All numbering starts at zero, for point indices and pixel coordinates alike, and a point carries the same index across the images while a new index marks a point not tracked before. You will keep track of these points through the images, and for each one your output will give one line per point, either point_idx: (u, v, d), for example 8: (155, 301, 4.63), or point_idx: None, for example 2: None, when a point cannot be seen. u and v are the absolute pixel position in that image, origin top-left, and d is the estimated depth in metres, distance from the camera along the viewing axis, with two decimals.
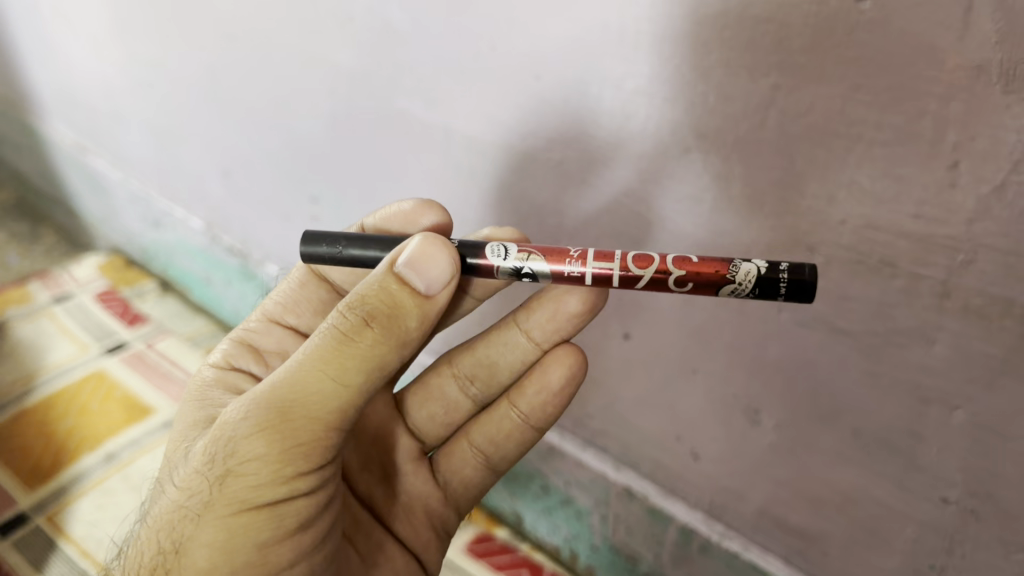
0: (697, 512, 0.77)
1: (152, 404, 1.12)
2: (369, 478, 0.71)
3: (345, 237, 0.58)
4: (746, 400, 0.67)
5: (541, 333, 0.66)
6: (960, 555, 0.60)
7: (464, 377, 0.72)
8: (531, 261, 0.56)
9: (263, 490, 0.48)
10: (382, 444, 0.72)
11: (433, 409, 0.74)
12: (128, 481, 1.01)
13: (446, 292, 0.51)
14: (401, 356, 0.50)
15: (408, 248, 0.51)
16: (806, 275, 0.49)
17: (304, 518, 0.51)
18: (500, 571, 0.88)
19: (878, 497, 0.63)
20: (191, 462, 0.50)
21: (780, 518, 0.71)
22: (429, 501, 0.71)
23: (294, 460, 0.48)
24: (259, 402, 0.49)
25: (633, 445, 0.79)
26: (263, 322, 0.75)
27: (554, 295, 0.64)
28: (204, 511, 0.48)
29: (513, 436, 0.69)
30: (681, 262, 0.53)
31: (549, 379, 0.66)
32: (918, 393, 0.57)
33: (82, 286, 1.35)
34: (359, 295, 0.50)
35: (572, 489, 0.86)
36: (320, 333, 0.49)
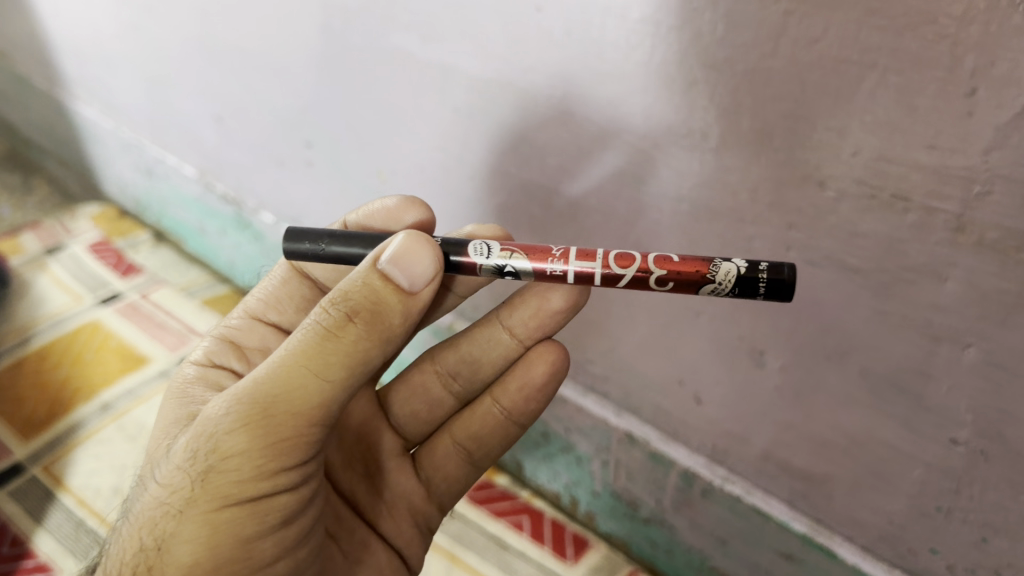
0: (699, 457, 0.75)
1: (146, 353, 1.11)
2: (353, 477, 0.69)
3: (329, 235, 0.57)
4: (751, 341, 0.66)
5: (524, 330, 0.67)
6: (968, 497, 0.58)
7: (446, 374, 0.73)
8: (514, 259, 0.56)
9: (246, 486, 0.47)
10: (366, 440, 0.71)
11: (415, 405, 0.73)
12: (123, 431, 1.00)
13: (429, 288, 0.51)
14: (384, 352, 0.50)
15: (393, 245, 0.50)
16: (786, 274, 0.49)
17: (286, 515, 0.51)
18: (500, 518, 0.88)
19: (885, 439, 0.61)
20: (171, 458, 0.49)
21: (785, 462, 0.69)
22: (410, 498, 0.70)
23: (277, 455, 0.47)
24: (241, 397, 0.48)
25: (634, 391, 0.78)
26: (246, 321, 0.74)
27: (539, 292, 0.65)
28: (186, 508, 0.47)
29: (495, 432, 0.69)
30: (662, 262, 0.53)
31: (533, 374, 0.67)
32: (929, 331, 0.55)
33: (75, 237, 1.33)
34: (343, 290, 0.49)
35: (573, 436, 0.85)
36: (303, 328, 0.49)
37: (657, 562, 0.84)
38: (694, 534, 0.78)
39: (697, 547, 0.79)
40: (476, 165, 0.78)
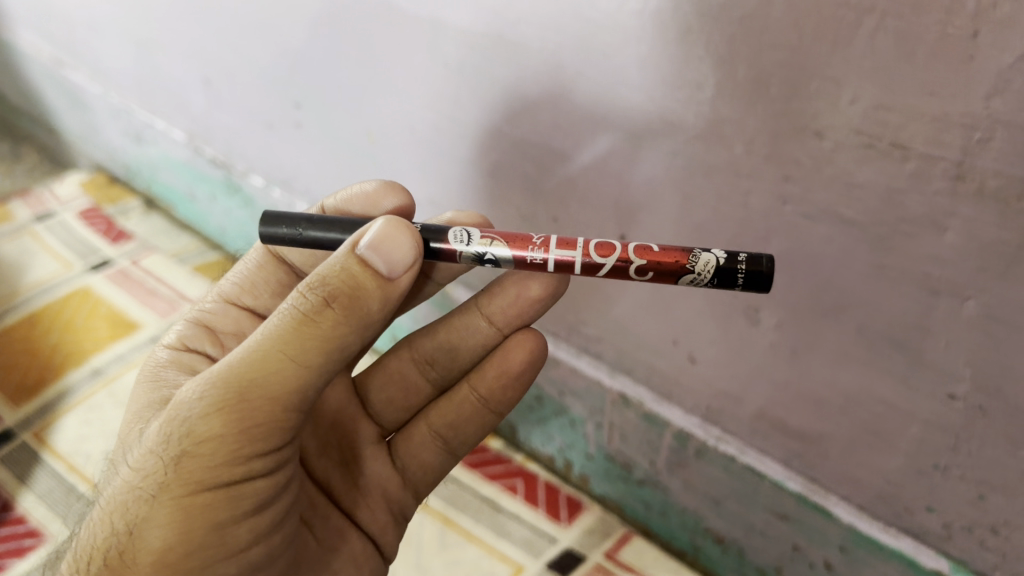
0: (693, 417, 0.74)
1: (137, 319, 1.10)
2: (327, 464, 0.70)
3: (307, 219, 0.58)
4: (745, 299, 0.64)
5: (502, 318, 0.68)
6: (966, 454, 0.57)
7: (423, 361, 0.74)
8: (494, 247, 0.58)
9: (219, 470, 0.48)
10: (343, 428, 0.72)
11: (392, 392, 0.75)
12: (114, 396, 1.00)
13: (408, 275, 0.51)
14: (361, 338, 0.50)
15: (372, 230, 0.50)
16: (763, 265, 0.52)
17: (261, 498, 0.52)
18: (493, 481, 0.88)
19: (881, 395, 0.60)
20: (145, 442, 0.50)
21: (780, 421, 0.68)
22: (385, 486, 0.71)
23: (250, 442, 0.48)
24: (216, 381, 0.48)
25: (628, 352, 0.77)
26: (220, 305, 0.74)
27: (515, 282, 0.66)
28: (160, 491, 0.49)
29: (472, 419, 0.70)
30: (642, 252, 0.56)
31: (509, 362, 0.68)
32: (927, 285, 0.54)
33: (64, 203, 1.31)
34: (321, 274, 0.49)
35: (567, 398, 0.84)
36: (280, 313, 0.49)
37: (652, 525, 0.83)
38: (689, 496, 0.77)
39: (691, 509, 0.78)
40: (466, 123, 0.76)
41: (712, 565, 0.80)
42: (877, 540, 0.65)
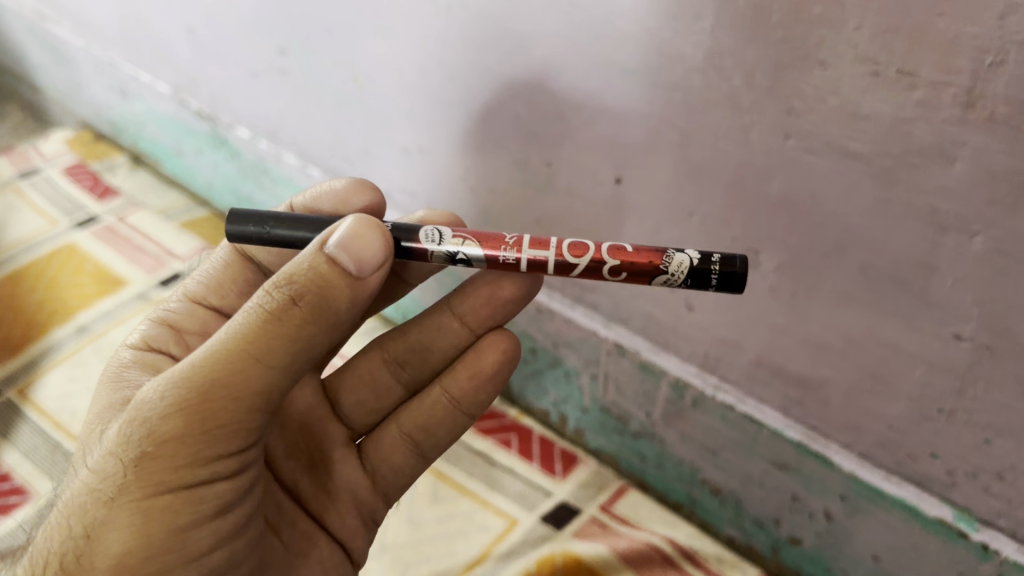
0: (690, 365, 0.72)
1: (124, 275, 1.07)
2: (295, 467, 0.65)
3: (275, 218, 0.56)
4: (746, 242, 0.62)
5: (473, 318, 0.66)
6: (971, 396, 0.56)
7: (394, 362, 0.69)
8: (466, 246, 0.56)
9: (180, 472, 0.46)
10: (311, 430, 0.67)
11: (360, 394, 0.69)
12: (101, 353, 0.97)
13: (377, 273, 0.48)
14: (327, 338, 0.48)
15: (341, 229, 0.47)
16: (737, 266, 0.51)
17: (224, 501, 0.50)
18: (487, 436, 0.86)
19: (885, 337, 0.58)
20: (104, 442, 0.48)
21: (779, 368, 0.65)
22: (355, 488, 0.66)
23: (214, 441, 0.46)
24: (177, 381, 0.46)
25: (623, 301, 0.74)
26: (184, 304, 0.69)
27: (486, 282, 0.64)
28: (118, 495, 0.46)
29: (444, 421, 0.66)
30: (615, 252, 0.54)
31: (482, 363, 0.65)
32: (934, 220, 0.52)
33: (48, 160, 1.28)
34: (287, 273, 0.46)
35: (561, 350, 0.81)
36: (244, 311, 0.46)
37: (647, 478, 0.81)
38: (685, 447, 0.75)
39: (687, 460, 0.76)
40: (454, 65, 0.73)
41: (709, 519, 0.78)
42: (878, 489, 0.62)
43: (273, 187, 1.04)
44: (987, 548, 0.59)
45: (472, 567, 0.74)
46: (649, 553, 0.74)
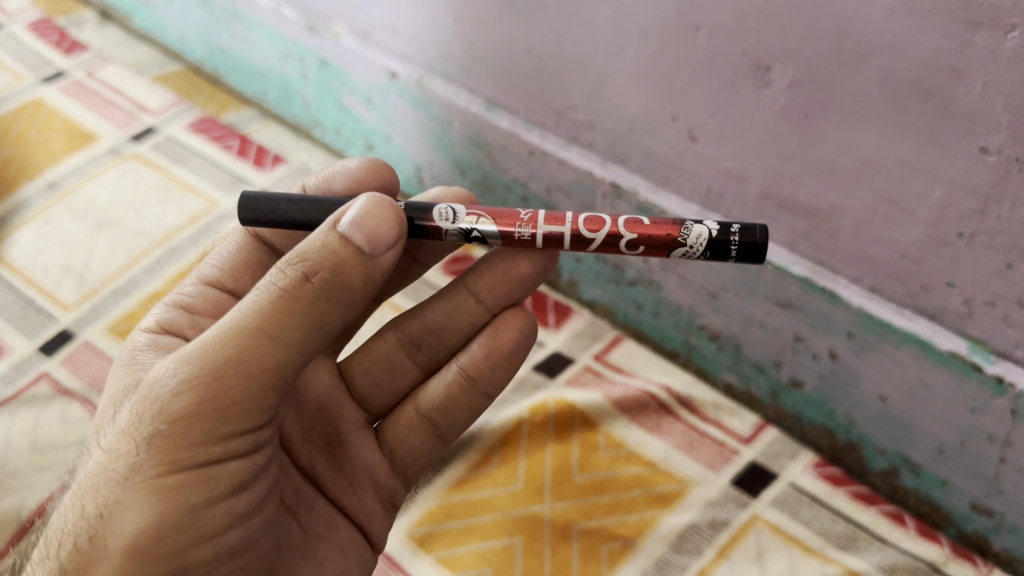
0: (692, 205, 0.67)
1: (94, 130, 1.01)
2: (312, 449, 0.57)
3: (288, 198, 0.51)
4: (756, 57, 0.56)
5: (491, 296, 0.57)
6: (995, 217, 0.51)
7: (408, 342, 0.59)
8: (480, 224, 0.51)
9: (194, 450, 0.42)
10: (327, 411, 0.58)
11: (375, 376, 0.60)
12: (73, 209, 0.93)
13: (391, 253, 0.44)
14: (344, 317, 0.44)
15: (353, 207, 0.43)
16: (758, 237, 0.48)
17: (242, 480, 0.46)
18: None
19: (901, 156, 0.53)
20: (119, 421, 0.44)
21: (787, 200, 0.61)
22: (373, 471, 0.58)
23: (229, 419, 0.42)
24: (190, 357, 0.42)
25: (621, 136, 0.68)
26: (200, 288, 0.60)
27: (504, 257, 0.55)
28: (131, 473, 0.43)
29: (463, 403, 0.58)
30: (632, 225, 0.50)
31: (501, 342, 0.56)
32: (966, 15, 0.46)
33: (11, 15, 1.20)
34: (300, 251, 0.42)
35: (555, 196, 0.75)
36: (258, 290, 0.42)
37: (643, 327, 0.77)
38: (683, 292, 0.70)
39: (685, 306, 0.71)
40: None
41: (706, 366, 0.74)
42: (888, 323, 0.59)
43: (247, 33, 0.97)
44: (1002, 381, 0.55)
45: None
46: (645, 401, 0.72)
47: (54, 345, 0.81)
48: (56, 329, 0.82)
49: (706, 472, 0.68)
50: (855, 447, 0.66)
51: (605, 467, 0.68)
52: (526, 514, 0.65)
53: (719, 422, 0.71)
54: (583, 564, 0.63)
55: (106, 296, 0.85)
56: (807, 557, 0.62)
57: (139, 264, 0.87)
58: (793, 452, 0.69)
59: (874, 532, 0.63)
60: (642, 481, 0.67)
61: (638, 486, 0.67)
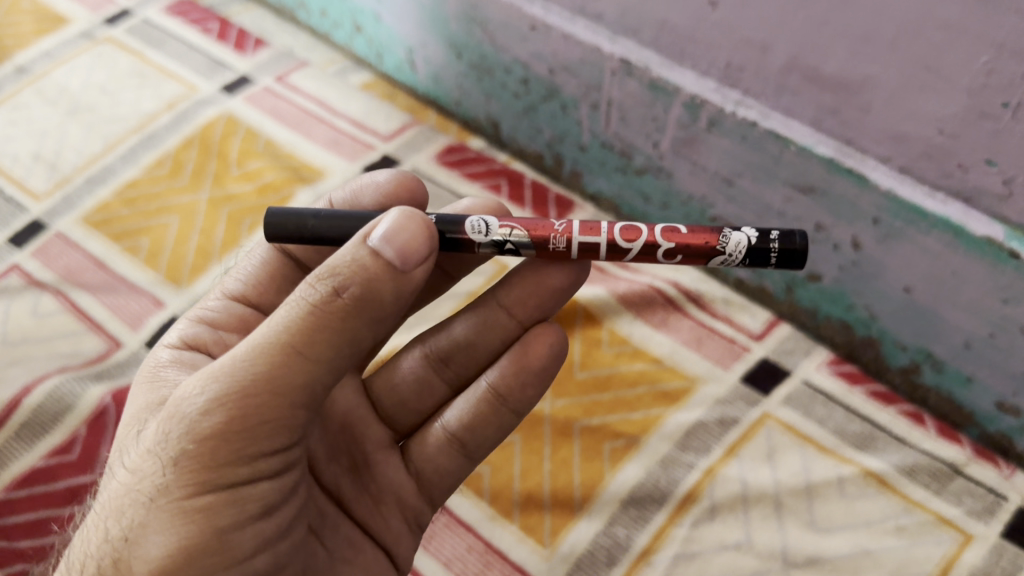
0: (710, 81, 0.60)
1: (64, 13, 0.95)
2: (337, 469, 0.51)
3: (315, 214, 0.45)
4: None
5: (522, 310, 0.51)
6: None
7: (435, 359, 0.54)
8: (514, 234, 0.45)
9: (222, 471, 0.37)
10: (352, 430, 0.52)
11: (403, 392, 0.54)
12: (42, 96, 0.87)
13: (423, 269, 0.39)
14: (374, 334, 0.39)
15: (383, 221, 0.39)
16: (798, 243, 0.43)
17: (272, 504, 0.40)
18: (472, 180, 0.77)
19: (948, 18, 0.46)
20: (143, 441, 0.39)
21: (814, 72, 0.54)
22: (398, 490, 0.51)
23: (259, 439, 0.37)
24: (218, 372, 0.37)
25: (632, 6, 0.60)
26: (223, 302, 0.54)
27: (533, 269, 0.50)
28: (156, 497, 0.37)
29: (491, 421, 0.52)
30: (669, 233, 0.45)
31: (529, 358, 0.51)
32: None
33: None
34: (328, 266, 0.37)
35: (559, 77, 0.69)
36: (285, 306, 0.37)
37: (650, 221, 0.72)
38: (696, 180, 0.66)
39: (697, 196, 0.67)
40: None
41: None
42: (919, 208, 0.54)
43: None
44: None
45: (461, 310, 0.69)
46: (652, 296, 0.68)
47: (25, 237, 0.76)
48: (27, 220, 0.77)
49: (715, 368, 0.64)
50: (874, 343, 0.63)
51: (608, 364, 0.65)
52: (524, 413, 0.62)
53: (729, 318, 0.67)
54: (583, 461, 0.59)
55: (79, 185, 0.80)
56: (821, 457, 0.59)
57: (114, 151, 0.82)
58: (807, 349, 0.65)
59: (892, 432, 0.60)
60: (648, 378, 0.64)
61: (644, 383, 0.63)
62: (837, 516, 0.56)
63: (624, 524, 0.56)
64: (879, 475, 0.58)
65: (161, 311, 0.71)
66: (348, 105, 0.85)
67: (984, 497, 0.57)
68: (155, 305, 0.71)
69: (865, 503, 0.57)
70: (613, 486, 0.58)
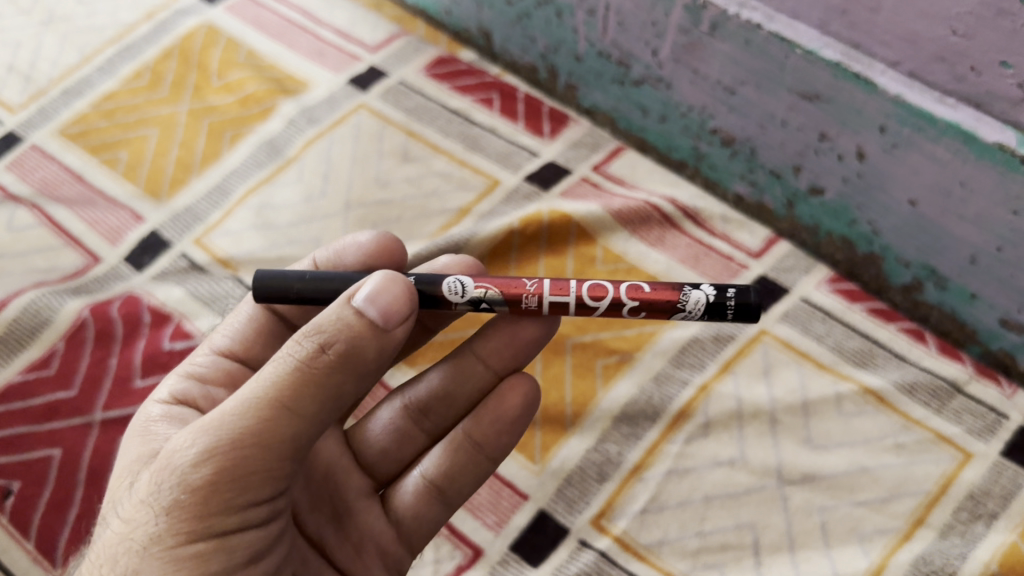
0: None
1: None
2: (320, 518, 0.46)
3: (301, 276, 0.43)
4: None
5: (498, 359, 0.49)
6: None
7: (414, 409, 0.50)
8: (488, 294, 0.44)
9: (215, 520, 0.35)
10: (334, 479, 0.47)
11: (382, 442, 0.50)
12: (15, 6, 0.83)
13: (405, 327, 0.38)
14: (358, 390, 0.38)
15: (367, 281, 0.38)
16: (754, 298, 0.42)
17: (262, 555, 0.38)
18: (465, 94, 0.74)
19: None
20: (134, 491, 0.37)
21: None
22: (381, 539, 0.46)
23: (250, 489, 0.35)
24: (211, 423, 0.35)
25: None
26: (213, 358, 0.49)
27: (508, 320, 0.48)
28: (148, 546, 0.35)
29: (467, 469, 0.48)
30: (633, 290, 0.43)
31: (504, 406, 0.48)
32: None
33: None
34: (314, 323, 0.36)
35: None
36: (273, 361, 0.36)
37: (646, 136, 0.70)
38: (696, 89, 0.63)
39: (697, 107, 0.64)
40: None
41: (716, 177, 0.67)
42: (929, 114, 0.51)
43: None
44: None
45: (450, 227, 0.66)
46: (648, 212, 0.66)
47: None
48: (2, 132, 0.75)
49: None
50: (876, 260, 0.61)
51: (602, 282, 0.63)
52: None
53: (727, 235, 0.65)
54: (575, 377, 0.58)
55: (54, 97, 0.77)
56: (818, 373, 0.57)
57: (91, 63, 0.79)
58: (807, 267, 0.63)
59: (892, 349, 0.59)
60: None
61: None
62: (835, 433, 0.55)
63: (615, 441, 0.55)
64: (878, 392, 0.56)
65: (140, 225, 0.68)
66: (332, 15, 0.81)
67: (985, 416, 0.55)
68: (133, 219, 0.68)
69: (863, 420, 0.55)
70: (605, 403, 0.57)
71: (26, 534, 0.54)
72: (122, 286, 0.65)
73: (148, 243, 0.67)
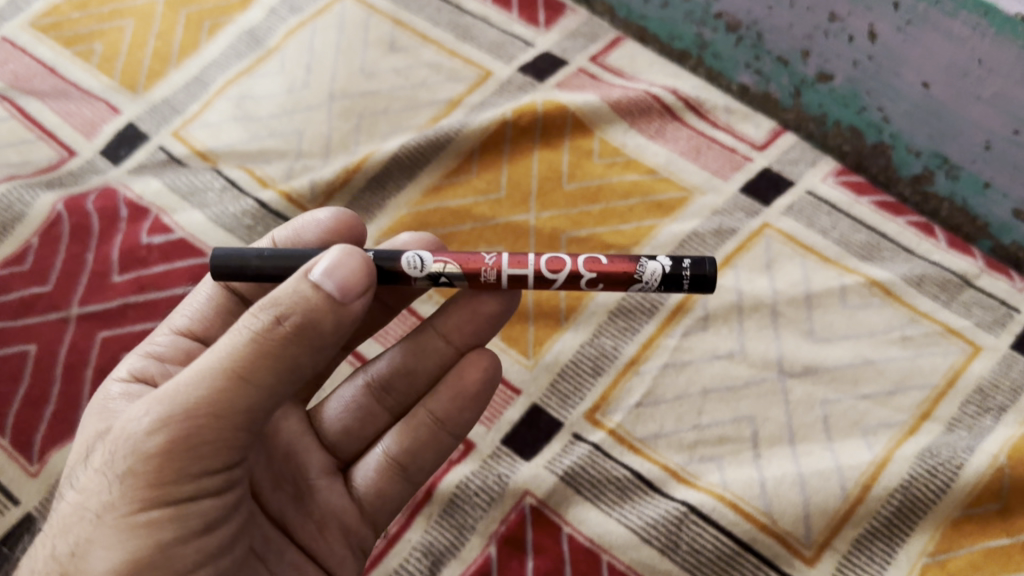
0: None
1: None
2: (282, 498, 0.42)
3: (259, 252, 0.40)
4: None
5: (460, 336, 0.45)
6: None
7: (376, 387, 0.46)
8: (449, 267, 0.40)
9: (170, 489, 0.33)
10: (297, 458, 0.44)
11: (344, 420, 0.46)
12: None
13: (364, 301, 0.35)
14: (315, 365, 0.35)
15: (325, 255, 0.35)
16: (709, 268, 0.39)
17: (222, 527, 0.35)
18: None
19: None
20: (91, 461, 0.34)
21: None
22: (343, 517, 0.43)
23: (205, 458, 0.33)
24: (165, 392, 0.33)
25: None
26: (173, 337, 0.45)
27: (467, 295, 0.44)
28: (103, 514, 0.33)
29: (430, 446, 0.44)
30: (590, 262, 0.40)
31: (465, 382, 0.44)
32: None
33: None
34: (269, 297, 0.34)
35: None
36: (228, 333, 0.33)
37: (648, 24, 0.66)
38: None
39: None
40: None
41: (720, 67, 0.64)
42: None
43: None
44: None
45: (439, 119, 0.64)
46: (648, 104, 0.63)
47: None
48: None
49: (713, 179, 0.60)
50: (885, 150, 0.58)
51: (599, 175, 0.60)
52: (509, 224, 0.58)
53: (730, 127, 0.62)
54: None
55: None
56: (823, 266, 0.55)
57: None
58: (813, 159, 0.60)
59: (899, 243, 0.56)
60: (641, 189, 0.59)
61: (636, 194, 0.59)
62: (839, 324, 0.53)
63: (611, 335, 0.53)
64: (885, 284, 0.54)
65: (116, 118, 0.65)
66: None
67: (995, 309, 0.53)
68: (110, 111, 0.66)
69: (868, 313, 0.53)
70: (600, 298, 0.54)
71: (2, 430, 0.52)
72: (99, 179, 0.62)
73: (125, 136, 0.64)
